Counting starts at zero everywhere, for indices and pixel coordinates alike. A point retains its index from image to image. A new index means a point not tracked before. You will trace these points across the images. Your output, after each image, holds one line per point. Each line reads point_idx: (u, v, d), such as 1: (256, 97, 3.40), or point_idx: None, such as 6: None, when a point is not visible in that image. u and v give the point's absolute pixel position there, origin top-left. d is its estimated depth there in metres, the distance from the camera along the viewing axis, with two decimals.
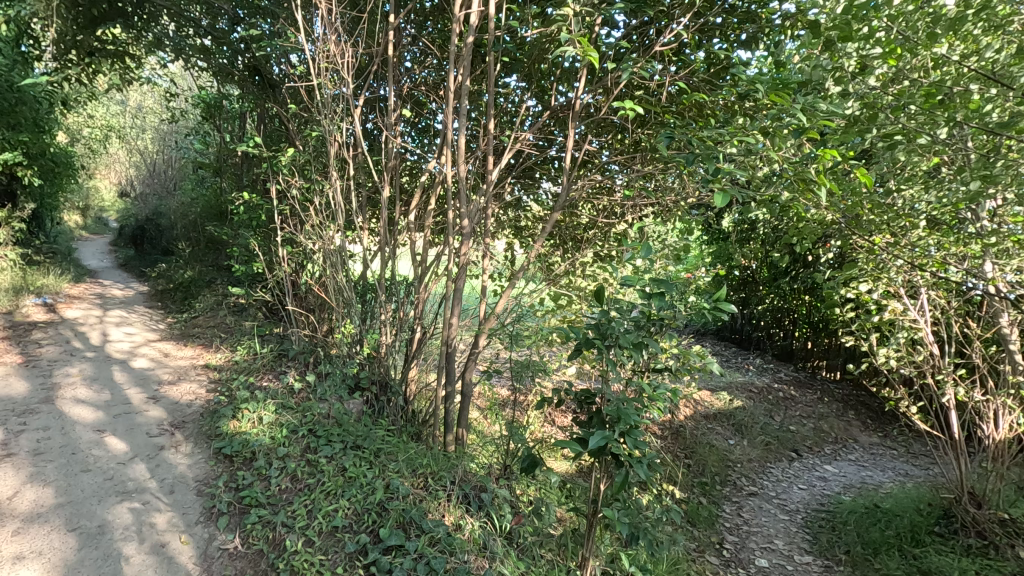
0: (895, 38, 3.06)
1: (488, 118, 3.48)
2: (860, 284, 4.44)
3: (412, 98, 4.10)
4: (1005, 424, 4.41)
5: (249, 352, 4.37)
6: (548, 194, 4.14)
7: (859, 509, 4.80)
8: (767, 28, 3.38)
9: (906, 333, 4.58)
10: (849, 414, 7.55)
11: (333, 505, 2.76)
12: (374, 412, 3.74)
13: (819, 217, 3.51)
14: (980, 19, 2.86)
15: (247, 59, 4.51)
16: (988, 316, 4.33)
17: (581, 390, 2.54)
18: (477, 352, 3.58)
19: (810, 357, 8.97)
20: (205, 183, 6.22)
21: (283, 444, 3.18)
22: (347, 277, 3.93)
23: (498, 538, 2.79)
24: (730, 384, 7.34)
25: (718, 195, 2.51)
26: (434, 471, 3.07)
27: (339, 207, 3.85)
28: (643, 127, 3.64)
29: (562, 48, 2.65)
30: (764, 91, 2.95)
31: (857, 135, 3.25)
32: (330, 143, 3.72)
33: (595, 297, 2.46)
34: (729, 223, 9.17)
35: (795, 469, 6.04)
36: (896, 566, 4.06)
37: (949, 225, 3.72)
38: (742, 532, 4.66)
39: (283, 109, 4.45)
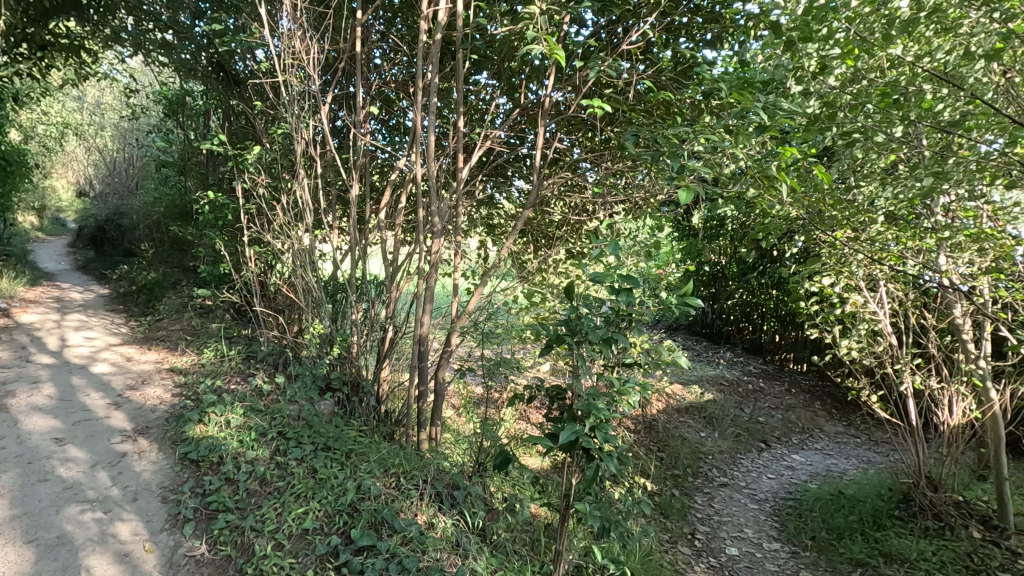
0: (853, 39, 3.16)
1: (458, 116, 3.49)
2: (824, 278, 4.57)
3: (381, 95, 4.07)
4: (959, 410, 4.62)
5: (217, 355, 4.21)
6: (520, 192, 4.16)
7: (825, 496, 4.96)
8: (732, 28, 3.46)
9: (867, 324, 4.75)
10: (815, 404, 7.79)
11: (303, 507, 2.72)
12: (346, 413, 3.69)
13: (783, 214, 3.62)
14: (932, 22, 2.98)
15: (211, 54, 4.39)
16: (942, 307, 4.52)
17: (552, 386, 2.57)
18: (449, 350, 3.59)
19: (779, 351, 9.20)
20: (169, 181, 6.04)
21: (251, 448, 3.10)
22: (317, 276, 3.87)
23: (471, 536, 2.79)
24: (701, 378, 7.50)
25: (684, 191, 2.57)
26: (406, 471, 3.06)
27: (307, 206, 3.78)
28: (612, 125, 3.68)
29: (528, 46, 2.67)
30: (728, 90, 3.01)
31: (819, 133, 3.35)
32: (296, 140, 3.66)
33: (566, 294, 2.48)
34: (699, 220, 9.36)
35: (764, 459, 6.19)
36: (860, 550, 4.20)
37: (906, 221, 3.82)
38: (713, 522, 4.75)
39: (249, 106, 4.35)
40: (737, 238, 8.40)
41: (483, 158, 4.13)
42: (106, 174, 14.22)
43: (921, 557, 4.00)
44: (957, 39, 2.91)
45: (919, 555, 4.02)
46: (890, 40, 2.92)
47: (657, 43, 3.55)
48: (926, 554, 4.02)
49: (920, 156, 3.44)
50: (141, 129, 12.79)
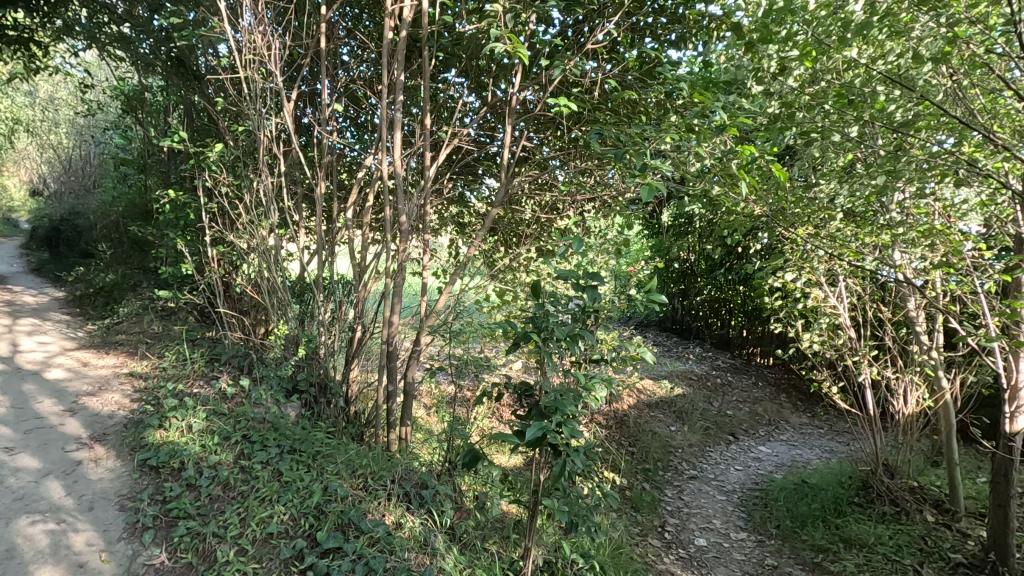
0: (811, 40, 3.25)
1: (424, 113, 3.47)
2: (787, 274, 4.71)
3: (348, 93, 4.02)
4: (912, 400, 4.82)
5: (179, 358, 4.05)
6: (490, 189, 4.19)
7: (789, 486, 5.10)
8: (696, 29, 3.52)
9: (827, 318, 4.91)
10: (781, 397, 8.01)
11: (267, 511, 2.67)
12: (313, 415, 3.63)
13: (746, 210, 3.71)
14: (884, 26, 3.10)
15: (169, 48, 4.25)
16: (897, 301, 4.71)
17: (520, 383, 2.58)
18: (419, 350, 3.56)
19: (745, 345, 9.42)
20: (128, 180, 5.84)
21: (214, 452, 3.03)
22: (282, 276, 3.79)
23: (439, 534, 2.78)
24: (671, 373, 7.64)
25: (645, 189, 2.66)
26: (373, 471, 3.04)
27: (271, 204, 3.70)
28: (579, 124, 3.71)
29: (491, 44, 2.69)
30: (689, 89, 3.07)
31: (780, 132, 3.43)
32: (259, 137, 3.58)
33: (533, 291, 2.49)
34: (669, 217, 9.54)
35: (732, 451, 6.33)
36: (821, 536, 4.33)
37: (863, 218, 3.96)
38: (683, 514, 4.85)
39: (210, 103, 4.24)
40: (705, 235, 8.58)
41: (452, 156, 4.13)
42: (61, 171, 13.68)
43: (878, 541, 4.14)
44: (909, 41, 3.03)
45: (876, 539, 4.17)
46: (845, 43, 3.02)
47: (623, 42, 3.59)
48: (882, 538, 4.17)
49: (874, 155, 3.57)
50: (99, 124, 12.32)
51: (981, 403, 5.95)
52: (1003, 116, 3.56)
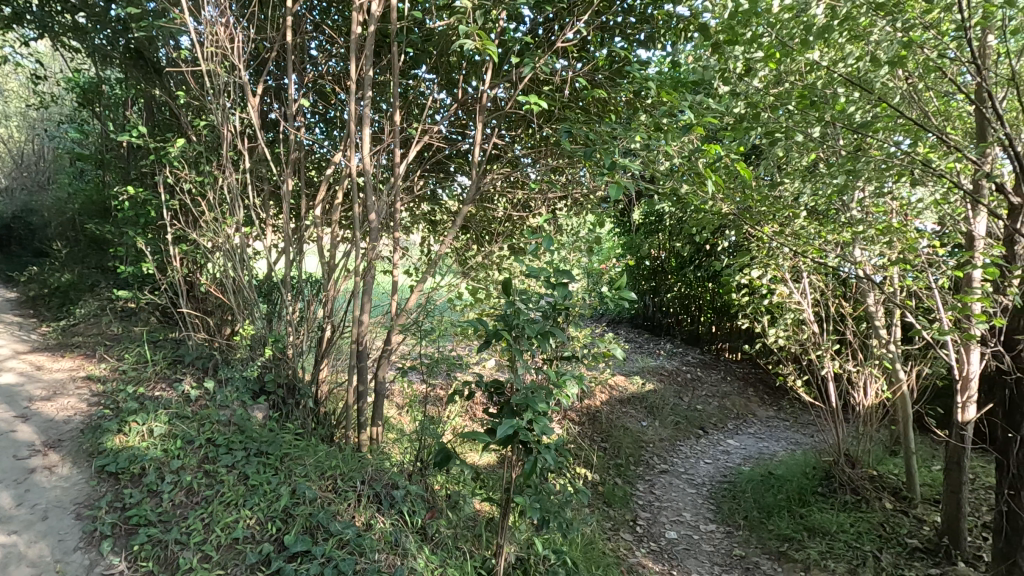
0: (775, 43, 3.32)
1: (393, 110, 3.44)
2: (753, 271, 4.82)
3: (316, 89, 3.94)
4: (872, 391, 5.00)
5: (139, 360, 3.88)
6: (461, 187, 4.17)
7: (756, 478, 5.22)
8: (664, 29, 3.57)
9: (792, 314, 5.05)
10: (748, 391, 8.19)
11: (233, 515, 2.61)
12: (281, 417, 3.56)
13: (714, 208, 3.77)
14: (844, 29, 3.20)
15: (127, 40, 4.09)
16: (857, 297, 4.87)
17: (491, 380, 2.58)
18: (390, 349, 3.52)
19: (715, 341, 9.61)
20: (84, 176, 5.62)
21: (176, 457, 2.93)
22: (248, 275, 3.70)
23: (410, 535, 2.75)
24: (642, 369, 7.74)
25: (612, 187, 2.67)
26: (343, 472, 3.00)
27: (236, 201, 3.61)
28: (550, 122, 3.73)
29: (460, 41, 2.68)
30: (656, 89, 3.12)
31: (746, 132, 3.50)
32: (223, 132, 3.48)
33: (504, 289, 2.49)
34: (640, 216, 9.67)
35: (701, 445, 6.45)
36: (787, 526, 4.44)
37: (825, 216, 4.09)
38: (654, 508, 4.92)
39: (171, 96, 4.10)
40: (674, 233, 8.74)
41: (422, 153, 4.09)
42: (12, 166, 13.08)
43: (840, 529, 4.28)
44: (868, 45, 3.13)
45: (839, 527, 4.30)
46: (807, 45, 3.11)
47: (593, 41, 3.61)
48: (844, 526, 4.31)
49: (836, 155, 3.68)
50: (54, 118, 11.81)
51: (935, 394, 6.21)
52: (954, 118, 3.72)
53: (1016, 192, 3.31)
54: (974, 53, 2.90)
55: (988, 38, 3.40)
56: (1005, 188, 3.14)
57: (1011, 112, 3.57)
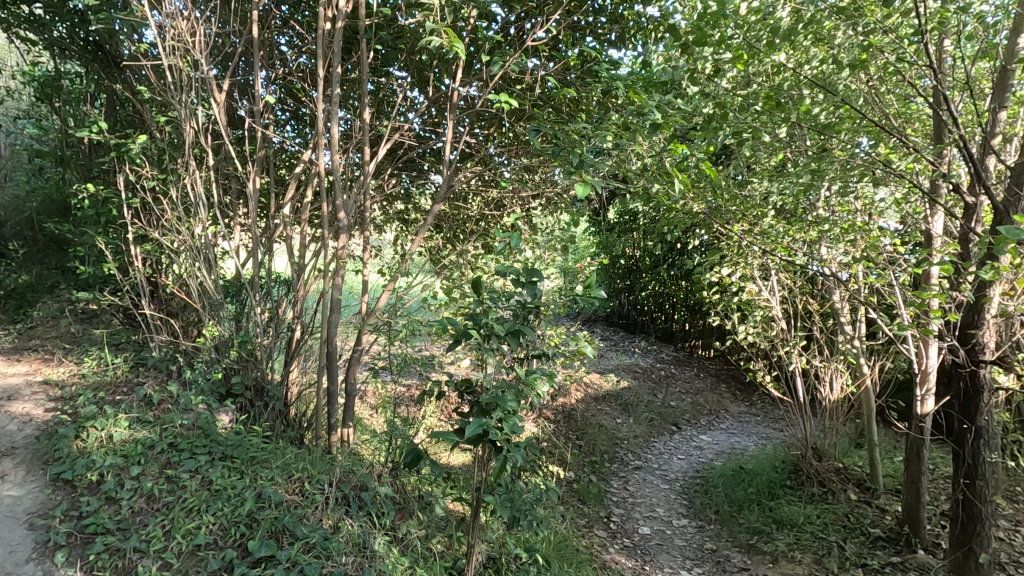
0: (743, 44, 3.37)
1: (363, 108, 3.40)
2: (724, 269, 4.90)
3: (284, 85, 3.88)
4: (838, 386, 5.13)
5: (100, 362, 3.73)
6: (434, 185, 4.14)
7: (727, 472, 5.31)
8: (635, 29, 3.58)
9: (761, 311, 5.14)
10: (720, 387, 8.34)
11: (195, 521, 2.55)
12: (249, 420, 3.48)
13: (685, 207, 3.83)
14: (809, 33, 3.32)
15: (87, 33, 3.95)
16: (823, 294, 4.99)
17: (461, 380, 2.57)
18: (361, 349, 3.48)
19: (688, 338, 9.75)
20: (42, 173, 5.39)
21: (137, 463, 2.84)
22: (213, 275, 3.61)
23: (379, 536, 2.74)
24: (617, 367, 7.81)
25: (580, 186, 2.50)
26: (311, 474, 2.95)
27: (200, 200, 3.52)
28: (521, 120, 3.72)
29: (427, 37, 2.64)
30: (625, 89, 3.15)
31: (715, 132, 3.55)
32: (186, 129, 3.39)
33: (473, 287, 2.49)
34: (615, 214, 9.76)
35: (675, 441, 6.54)
36: (757, 519, 4.52)
37: (793, 215, 4.18)
38: (628, 504, 4.97)
39: (133, 91, 3.96)
40: (648, 232, 8.86)
41: (395, 151, 4.07)
42: None
43: (807, 521, 4.38)
44: (832, 47, 3.25)
45: (805, 519, 4.40)
46: (773, 48, 3.18)
47: (564, 40, 3.63)
48: (811, 517, 4.41)
49: (802, 154, 3.76)
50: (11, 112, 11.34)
51: (898, 388, 6.41)
52: (914, 120, 3.84)
53: (970, 192, 3.44)
54: (929, 57, 3.01)
55: (944, 44, 3.54)
56: (959, 189, 3.26)
57: (967, 114, 3.70)
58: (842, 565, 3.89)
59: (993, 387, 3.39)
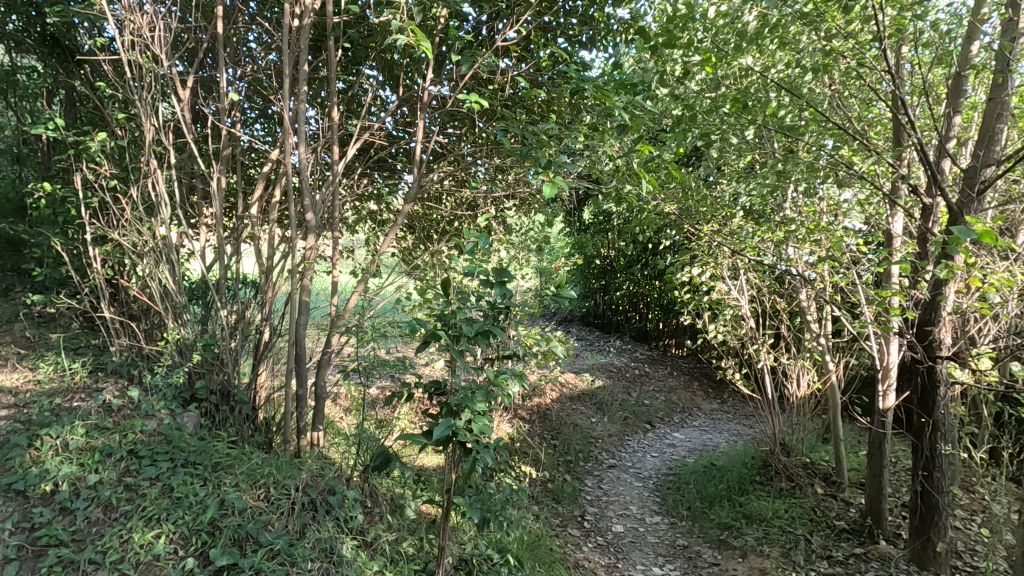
0: (710, 47, 3.43)
1: (330, 106, 3.34)
2: (695, 269, 4.98)
3: (250, 83, 3.79)
4: (805, 382, 5.24)
5: (56, 368, 3.51)
6: (404, 185, 4.11)
7: (699, 469, 5.38)
8: (605, 32, 3.60)
9: (731, 310, 5.23)
10: (693, 385, 8.47)
11: (154, 531, 2.48)
12: (215, 425, 3.40)
13: (656, 208, 3.97)
14: (774, 37, 3.42)
15: (44, 26, 3.77)
16: (790, 293, 5.09)
17: (430, 381, 2.55)
18: (330, 351, 3.43)
19: (661, 337, 9.87)
20: None
21: (94, 471, 2.74)
22: (176, 277, 3.51)
23: (347, 541, 2.72)
24: (592, 367, 7.87)
25: (547, 186, 2.51)
26: (277, 480, 2.91)
27: (162, 199, 3.43)
28: (493, 120, 3.71)
29: (394, 35, 2.55)
30: (593, 90, 3.18)
31: (684, 134, 3.59)
32: (147, 127, 3.29)
33: (442, 287, 2.47)
34: (590, 215, 9.84)
35: (648, 439, 6.61)
36: (727, 514, 4.59)
37: (761, 216, 4.26)
38: (601, 503, 5.00)
39: (91, 87, 3.78)
40: (622, 233, 8.95)
41: (366, 151, 4.02)
42: None
43: (775, 516, 4.46)
44: (796, 52, 3.36)
45: (773, 514, 4.48)
46: (741, 51, 3.24)
47: (535, 41, 3.63)
48: (779, 512, 4.49)
49: (769, 156, 3.84)
50: None
51: (862, 384, 6.61)
52: (875, 124, 3.94)
53: (927, 193, 3.57)
54: (888, 63, 3.11)
55: (903, 50, 3.66)
56: (917, 190, 3.37)
57: (924, 119, 3.83)
58: (808, 557, 3.97)
59: (950, 382, 3.51)
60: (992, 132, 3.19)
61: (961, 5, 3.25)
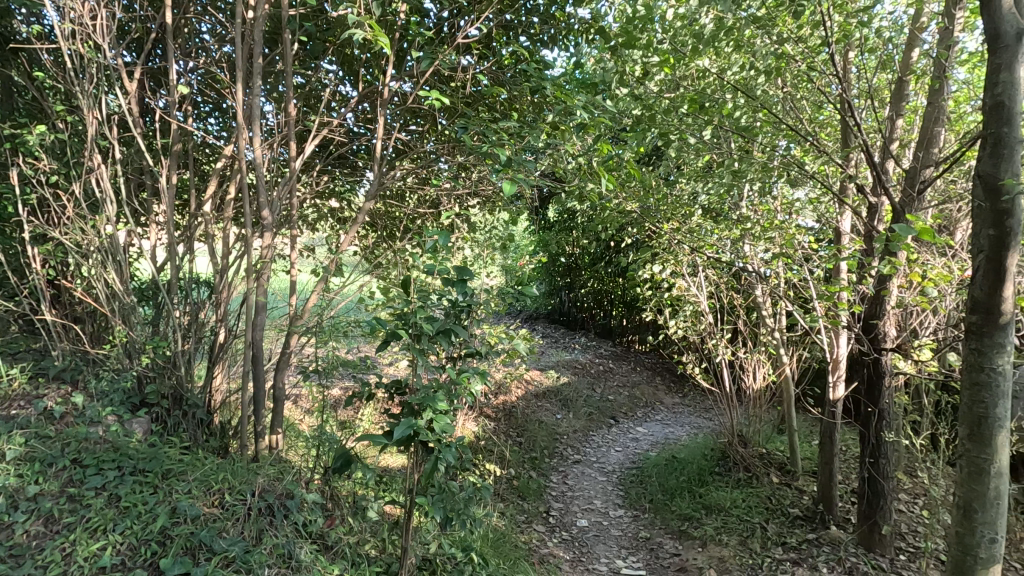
0: (669, 49, 3.50)
1: (287, 101, 3.25)
2: (656, 266, 5.08)
3: (201, 77, 3.65)
4: (760, 375, 5.41)
5: None
6: (365, 183, 4.04)
7: (661, 462, 5.50)
8: (566, 31, 3.61)
9: (691, 306, 5.36)
10: (656, 379, 8.66)
11: (99, 542, 2.37)
12: (167, 430, 3.27)
13: (617, 206, 4.03)
14: (731, 40, 3.49)
15: None
16: (747, 289, 5.24)
17: (391, 382, 2.52)
18: (289, 353, 3.35)
19: (625, 333, 10.03)
20: None
21: (34, 482, 2.59)
22: (124, 276, 3.37)
23: (306, 545, 2.67)
24: (557, 364, 7.95)
25: (507, 184, 2.51)
26: (232, 485, 2.82)
27: (107, 196, 3.27)
28: (454, 117, 3.69)
29: (350, 30, 2.48)
30: (553, 89, 3.19)
31: (644, 134, 3.64)
32: (90, 119, 3.14)
33: (403, 287, 2.44)
34: (555, 213, 9.92)
35: (612, 434, 6.72)
36: (687, 505, 4.70)
37: (719, 214, 4.37)
38: (566, 498, 5.06)
39: (27, 76, 3.53)
40: (586, 231, 9.06)
41: (325, 148, 3.94)
42: None
43: (733, 505, 4.59)
44: (751, 54, 3.45)
45: (732, 503, 4.61)
46: (698, 53, 3.32)
47: (497, 39, 3.62)
48: (736, 502, 4.62)
49: (726, 156, 3.94)
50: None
51: (815, 376, 6.88)
52: (825, 125, 4.09)
53: (872, 193, 3.73)
54: (836, 67, 3.24)
55: (850, 55, 3.81)
56: (863, 189, 3.52)
57: (870, 122, 4.00)
58: (764, 544, 4.10)
59: (894, 372, 3.70)
60: (931, 135, 3.37)
61: (904, 14, 3.42)
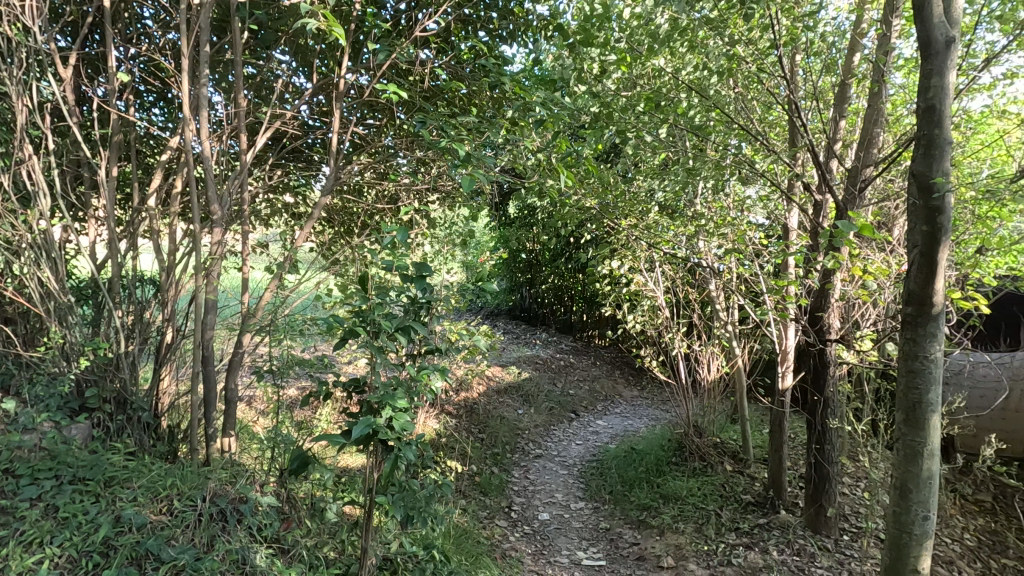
0: (626, 47, 3.55)
1: (237, 92, 3.14)
2: (614, 262, 5.17)
3: (143, 64, 3.47)
4: (714, 367, 5.57)
5: None
6: (320, 178, 3.94)
7: (620, 454, 5.60)
8: (525, 27, 3.61)
9: (648, 301, 5.47)
10: (615, 373, 8.82)
11: (35, 556, 2.23)
12: (109, 436, 3.11)
13: (577, 203, 4.06)
14: (684, 41, 3.54)
15: None
16: (701, 284, 5.39)
17: (348, 380, 2.46)
18: (241, 353, 3.23)
19: (585, 328, 10.16)
20: None
21: None
22: (60, 274, 3.17)
23: (261, 550, 2.59)
24: (518, 360, 7.98)
25: (465, 180, 2.49)
26: (181, 491, 2.71)
27: (40, 188, 3.07)
28: (413, 111, 3.63)
29: (302, 19, 2.39)
30: (512, 85, 3.19)
31: (602, 131, 3.68)
32: (19, 106, 2.93)
33: (360, 283, 2.40)
34: (515, 209, 9.95)
35: (573, 428, 6.80)
36: (646, 495, 4.81)
37: (674, 210, 4.47)
38: (528, 493, 5.09)
39: None
40: (546, 227, 9.12)
41: (278, 141, 3.81)
42: None
43: (689, 493, 4.73)
44: (704, 55, 3.54)
45: (688, 492, 4.75)
46: (654, 52, 3.38)
47: (455, 32, 3.58)
48: (692, 490, 4.76)
49: (681, 154, 4.03)
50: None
51: (765, 367, 7.15)
52: (775, 125, 4.24)
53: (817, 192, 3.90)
54: (783, 69, 3.36)
55: (797, 58, 3.96)
56: (810, 188, 3.67)
57: (816, 123, 4.17)
58: (718, 530, 4.25)
59: (838, 362, 3.89)
60: (871, 135, 3.55)
61: (846, 20, 3.58)
